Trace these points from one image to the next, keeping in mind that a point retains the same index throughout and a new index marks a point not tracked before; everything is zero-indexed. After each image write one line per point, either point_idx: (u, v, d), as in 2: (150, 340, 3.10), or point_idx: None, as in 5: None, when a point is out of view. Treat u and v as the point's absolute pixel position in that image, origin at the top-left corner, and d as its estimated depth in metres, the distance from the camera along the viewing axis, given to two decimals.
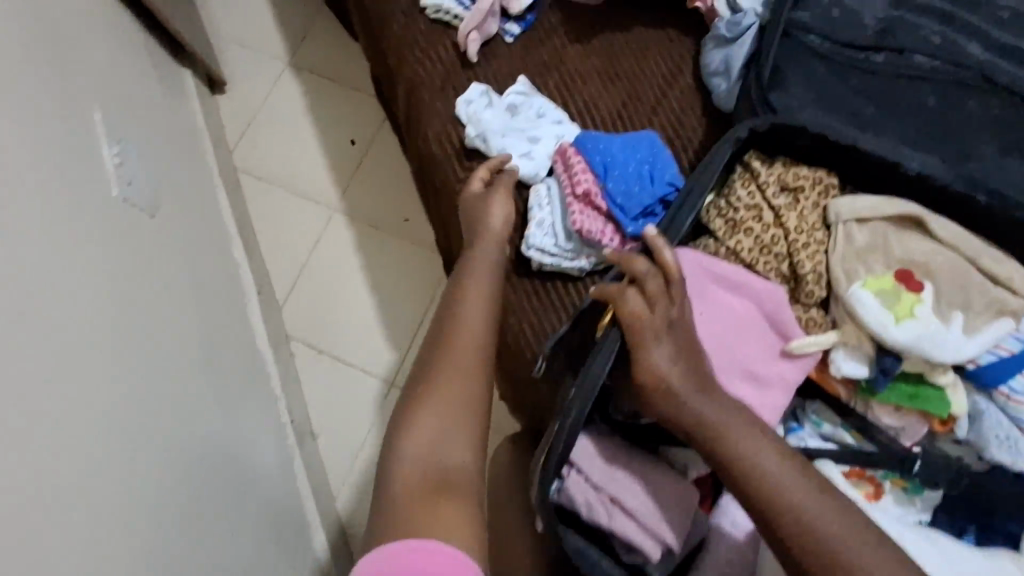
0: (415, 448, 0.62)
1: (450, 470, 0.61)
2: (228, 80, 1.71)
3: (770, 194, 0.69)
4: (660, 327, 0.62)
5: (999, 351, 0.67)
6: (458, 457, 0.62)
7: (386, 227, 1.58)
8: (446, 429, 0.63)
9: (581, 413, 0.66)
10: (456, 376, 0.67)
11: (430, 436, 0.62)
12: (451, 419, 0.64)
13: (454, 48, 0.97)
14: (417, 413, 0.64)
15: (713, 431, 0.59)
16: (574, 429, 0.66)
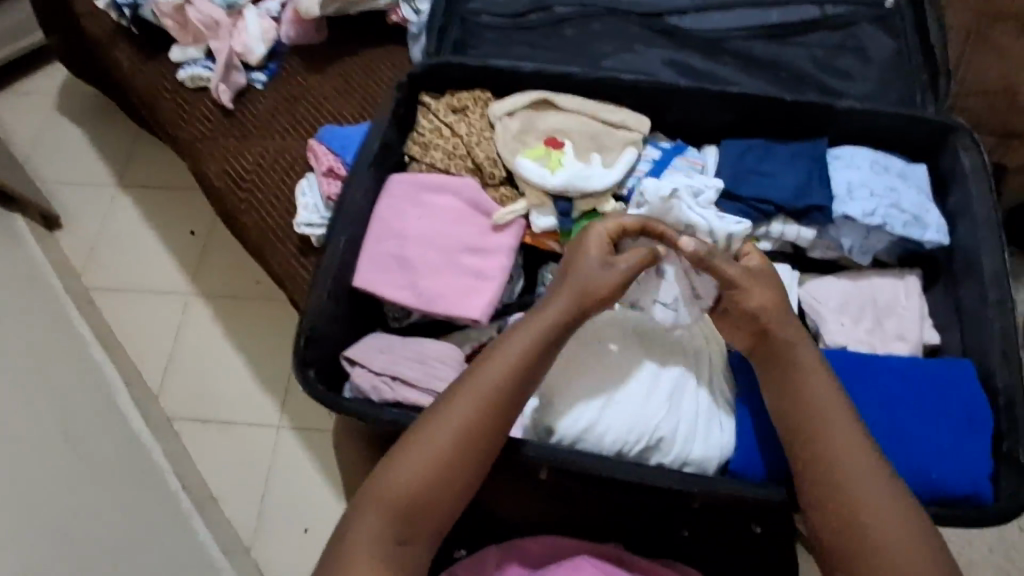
0: (393, 489, 0.64)
1: (418, 533, 0.64)
2: (64, 214, 1.84)
3: (443, 116, 0.92)
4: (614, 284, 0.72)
5: (638, 174, 0.89)
6: (439, 517, 0.65)
7: (241, 293, 1.72)
8: (439, 488, 0.64)
9: (322, 296, 0.81)
10: (469, 427, 0.66)
11: (419, 485, 0.64)
12: (448, 482, 0.65)
13: (213, 103, 1.19)
14: (422, 446, 0.65)
15: (799, 397, 0.66)
16: (317, 308, 0.81)
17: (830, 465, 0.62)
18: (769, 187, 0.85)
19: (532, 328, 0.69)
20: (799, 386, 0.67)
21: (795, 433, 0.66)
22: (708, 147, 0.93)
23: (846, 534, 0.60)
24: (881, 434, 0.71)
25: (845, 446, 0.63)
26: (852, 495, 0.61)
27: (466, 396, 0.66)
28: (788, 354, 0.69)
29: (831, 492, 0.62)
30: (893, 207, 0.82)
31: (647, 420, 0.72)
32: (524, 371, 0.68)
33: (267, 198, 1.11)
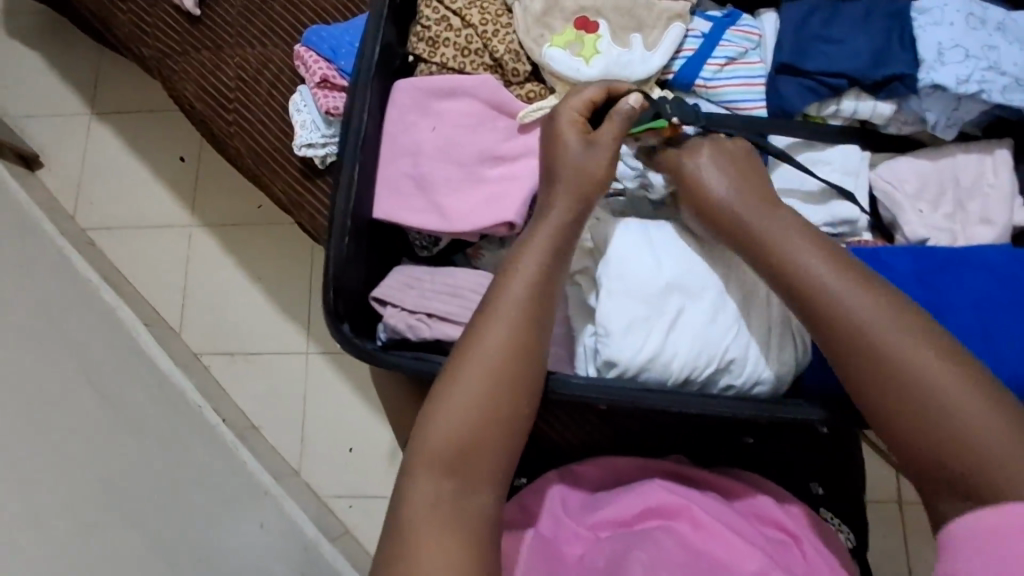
0: (447, 440, 0.59)
1: (479, 477, 0.59)
2: (42, 152, 1.71)
3: (449, 2, 0.77)
4: (581, 156, 0.68)
5: (685, 53, 0.76)
6: (495, 456, 0.60)
7: (243, 219, 1.62)
8: (496, 421, 0.60)
9: (341, 245, 0.72)
10: (512, 345, 0.62)
11: (465, 425, 0.59)
12: (498, 417, 0.60)
13: (175, 9, 1.02)
14: (467, 377, 0.61)
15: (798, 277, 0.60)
16: (339, 258, 0.72)
17: (863, 350, 0.56)
18: (840, 55, 0.73)
19: (536, 243, 0.65)
20: (796, 268, 0.61)
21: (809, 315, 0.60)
22: (764, 15, 0.78)
23: (917, 423, 0.53)
24: (974, 340, 0.65)
25: (868, 307, 0.57)
26: (886, 360, 0.55)
27: (501, 316, 0.62)
28: (763, 239, 0.64)
29: (879, 379, 0.55)
30: (989, 69, 0.69)
31: (710, 345, 0.67)
32: (542, 285, 0.64)
33: (257, 117, 0.98)
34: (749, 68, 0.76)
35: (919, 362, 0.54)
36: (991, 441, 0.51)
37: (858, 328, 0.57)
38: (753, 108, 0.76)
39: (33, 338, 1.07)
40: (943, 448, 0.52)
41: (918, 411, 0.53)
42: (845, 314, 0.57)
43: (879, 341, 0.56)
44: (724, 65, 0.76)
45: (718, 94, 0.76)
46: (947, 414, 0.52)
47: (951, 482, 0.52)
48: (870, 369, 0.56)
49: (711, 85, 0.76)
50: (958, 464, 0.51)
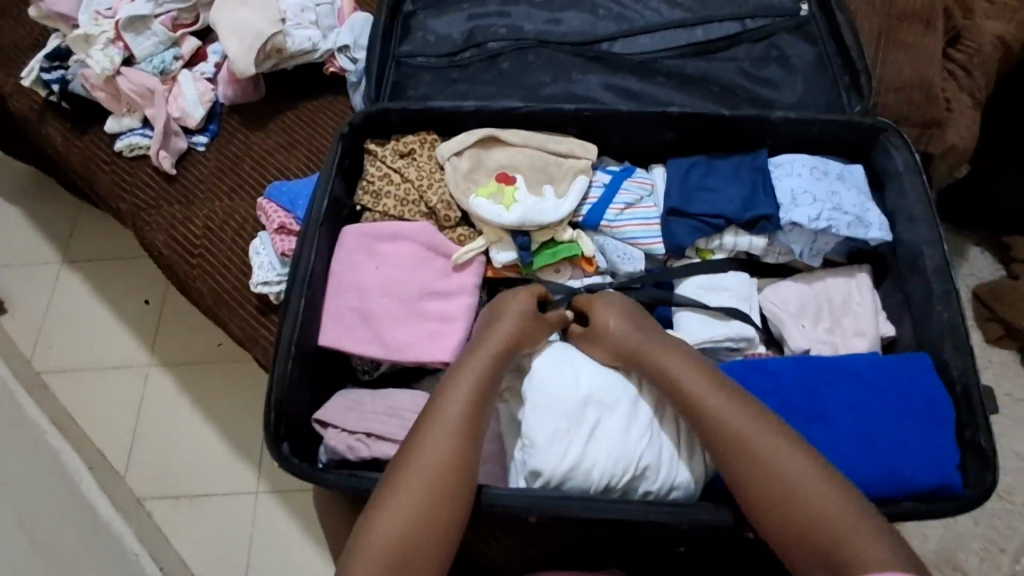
0: (380, 544, 0.63)
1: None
2: (9, 298, 1.76)
3: (391, 162, 0.90)
4: (531, 316, 0.79)
5: (590, 200, 0.91)
6: (422, 566, 0.63)
7: (202, 357, 1.66)
8: (428, 527, 0.64)
9: (285, 370, 0.78)
10: (448, 451, 0.67)
11: (396, 539, 0.63)
12: (427, 532, 0.64)
13: (154, 169, 1.16)
14: (403, 484, 0.66)
15: (689, 401, 0.70)
16: (283, 381, 0.78)
17: (756, 467, 0.65)
18: (716, 201, 0.88)
19: (472, 368, 0.73)
20: (684, 395, 0.70)
21: (709, 442, 0.68)
22: (655, 168, 0.94)
23: (804, 526, 0.62)
24: (853, 440, 0.72)
25: (759, 429, 0.66)
26: (752, 454, 0.65)
27: (439, 425, 0.69)
28: (671, 380, 0.72)
29: (769, 490, 0.64)
30: (835, 209, 0.84)
31: (626, 453, 0.73)
32: (476, 404, 0.71)
33: (220, 260, 1.08)
34: (644, 211, 0.90)
35: (776, 453, 0.65)
36: (845, 519, 0.61)
37: (721, 429, 0.67)
38: (652, 243, 0.89)
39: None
40: (824, 540, 0.61)
41: (784, 497, 0.63)
42: (715, 418, 0.68)
43: (742, 436, 0.66)
44: (624, 209, 0.90)
45: (620, 233, 0.90)
46: (809, 499, 0.62)
47: (815, 551, 0.61)
48: (742, 460, 0.66)
49: (614, 225, 0.90)
50: (820, 535, 0.61)
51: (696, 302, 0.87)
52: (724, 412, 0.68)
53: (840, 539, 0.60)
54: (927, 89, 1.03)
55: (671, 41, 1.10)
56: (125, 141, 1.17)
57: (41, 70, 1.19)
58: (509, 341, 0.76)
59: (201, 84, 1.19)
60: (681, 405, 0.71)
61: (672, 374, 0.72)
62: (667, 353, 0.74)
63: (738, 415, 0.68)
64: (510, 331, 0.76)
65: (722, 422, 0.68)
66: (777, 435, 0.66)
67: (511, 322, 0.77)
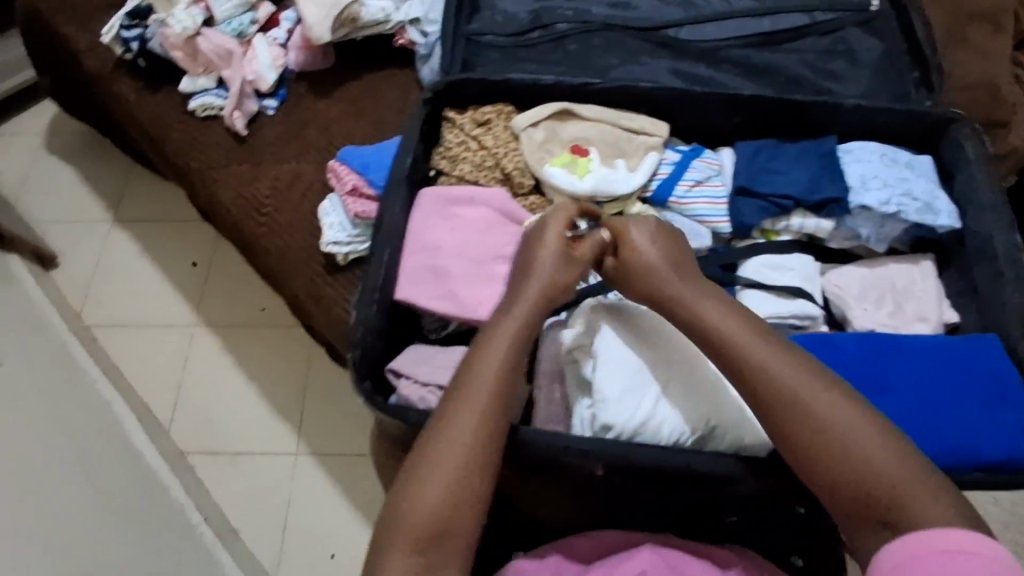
0: (418, 519, 0.63)
1: (447, 560, 0.62)
2: (61, 254, 1.81)
3: (468, 130, 0.93)
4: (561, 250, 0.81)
5: (660, 176, 0.93)
6: (464, 536, 0.63)
7: (246, 321, 1.70)
8: (463, 499, 0.64)
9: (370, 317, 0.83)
10: (478, 422, 0.68)
11: (438, 508, 0.63)
12: (462, 505, 0.64)
13: (226, 131, 1.19)
14: (437, 458, 0.65)
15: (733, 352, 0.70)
16: (370, 326, 0.82)
17: (803, 417, 0.65)
18: (785, 182, 0.90)
19: (501, 337, 0.73)
20: (729, 345, 0.71)
21: (752, 393, 0.69)
22: (724, 149, 0.96)
23: (851, 477, 0.62)
24: (914, 417, 0.75)
25: (804, 381, 0.67)
26: (800, 411, 0.65)
27: (469, 395, 0.69)
28: (715, 330, 0.72)
29: (817, 440, 0.64)
30: (904, 195, 0.87)
31: (694, 414, 0.77)
32: (507, 368, 0.71)
33: (288, 219, 1.11)
34: (713, 190, 0.93)
35: (820, 402, 0.65)
36: (896, 474, 0.61)
37: (763, 385, 0.68)
38: (719, 221, 0.91)
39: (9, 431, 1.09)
40: (874, 492, 0.61)
41: (833, 452, 0.63)
42: (760, 368, 0.68)
43: (784, 392, 0.67)
44: (693, 186, 0.92)
45: (688, 209, 0.92)
46: (858, 454, 0.62)
47: (865, 502, 0.61)
48: (788, 410, 0.66)
49: (682, 201, 0.92)
50: (870, 487, 0.61)
51: (760, 282, 0.89)
52: (769, 364, 0.68)
53: (891, 491, 0.60)
54: (993, 88, 1.04)
55: (738, 29, 1.11)
56: (199, 100, 1.20)
57: (120, 29, 1.23)
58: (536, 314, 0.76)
59: (274, 50, 1.22)
60: (725, 356, 0.71)
61: (715, 326, 0.73)
62: (714, 305, 0.74)
63: (779, 371, 0.68)
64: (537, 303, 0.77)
65: (767, 373, 0.68)
66: (824, 387, 0.66)
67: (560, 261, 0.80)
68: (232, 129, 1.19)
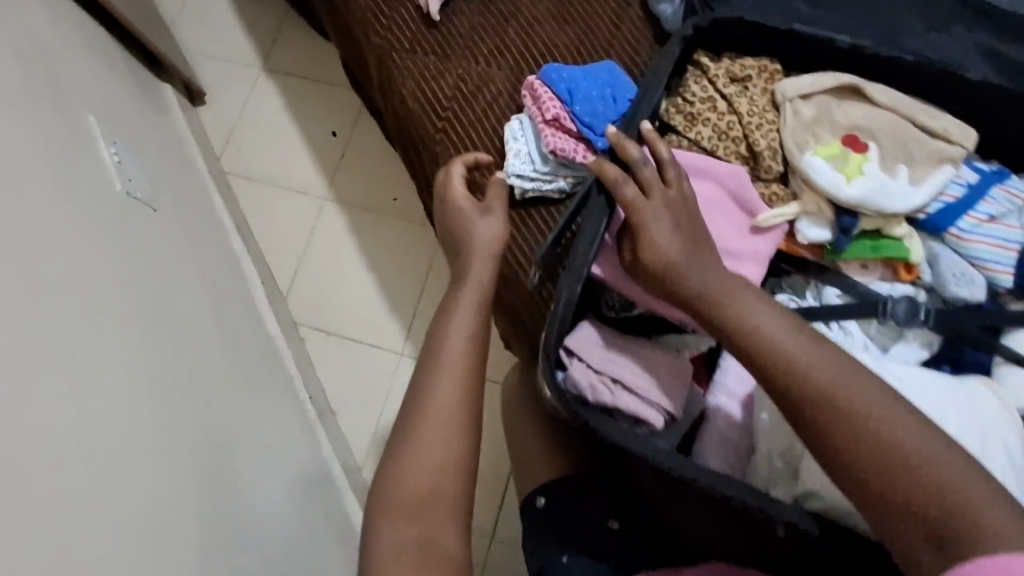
0: (407, 489, 0.64)
1: (438, 519, 0.64)
2: (209, 90, 1.77)
3: (721, 85, 0.75)
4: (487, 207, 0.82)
5: (945, 198, 0.74)
6: (452, 496, 0.65)
7: (376, 207, 1.64)
8: (449, 463, 0.66)
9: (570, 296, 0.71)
10: (451, 383, 0.69)
11: (417, 490, 0.64)
12: (445, 469, 0.65)
13: (416, 10, 1.05)
14: (418, 426, 0.67)
15: (740, 328, 0.61)
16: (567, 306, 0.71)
17: (829, 408, 0.56)
18: None
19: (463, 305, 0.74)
20: (737, 321, 0.61)
21: (765, 379, 0.59)
22: None
23: (894, 478, 0.52)
24: None
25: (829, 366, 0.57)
26: (823, 391, 0.56)
27: (444, 362, 0.70)
28: (723, 298, 0.62)
29: (847, 435, 0.54)
30: None
31: None
32: (474, 334, 0.73)
33: (470, 132, 1.00)
34: (1005, 231, 0.73)
35: (834, 372, 0.57)
36: (951, 477, 0.51)
37: (768, 351, 0.59)
38: (999, 270, 0.73)
39: (161, 287, 1.09)
40: (929, 500, 0.51)
41: (863, 432, 0.54)
42: (777, 348, 0.59)
43: (798, 366, 0.58)
44: (984, 221, 0.73)
45: (964, 246, 0.74)
46: (885, 431, 0.54)
47: (918, 515, 0.51)
48: (811, 402, 0.56)
49: (964, 236, 0.74)
50: (922, 489, 0.51)
51: None
52: (787, 344, 0.59)
53: (953, 500, 0.50)
54: None
55: None
56: None
57: None
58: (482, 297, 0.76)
59: None
60: (732, 333, 0.61)
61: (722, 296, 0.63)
62: (725, 277, 0.64)
63: (792, 343, 0.59)
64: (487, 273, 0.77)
65: (784, 358, 0.58)
66: (841, 364, 0.58)
67: (459, 201, 0.82)
68: (423, 11, 1.04)
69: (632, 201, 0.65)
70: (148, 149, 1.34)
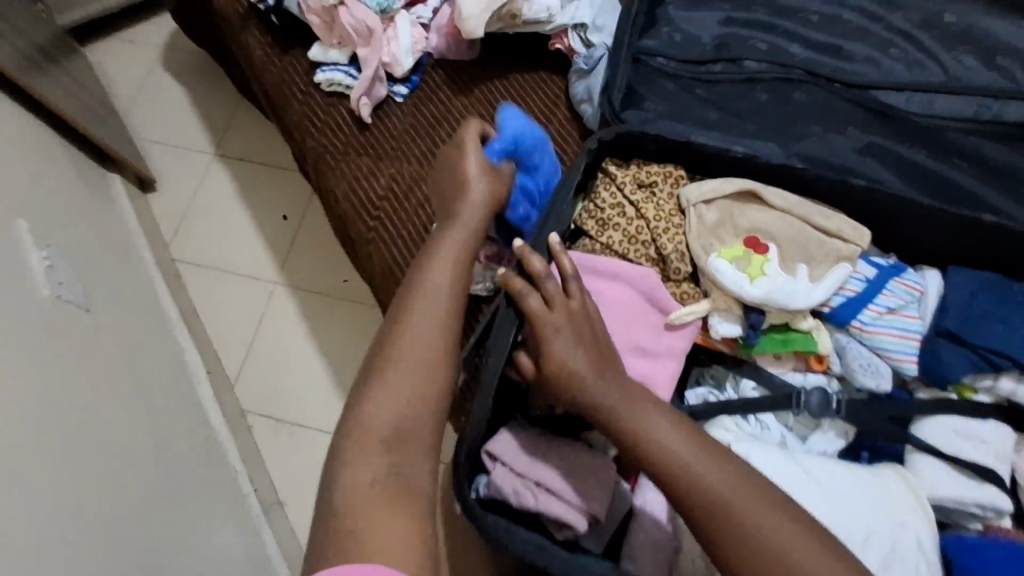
0: (377, 422, 0.62)
1: (408, 452, 0.61)
2: (159, 177, 1.79)
3: (628, 192, 0.79)
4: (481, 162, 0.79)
5: (846, 293, 0.77)
6: (423, 432, 0.63)
7: (328, 290, 1.65)
8: (424, 398, 0.65)
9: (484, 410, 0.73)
10: (428, 320, 0.68)
11: (390, 421, 0.62)
12: (417, 398, 0.64)
13: (349, 113, 1.09)
14: (390, 360, 0.65)
15: (647, 445, 0.64)
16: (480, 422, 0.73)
17: (728, 526, 0.59)
18: (1006, 337, 0.73)
19: (445, 251, 0.73)
20: (641, 439, 0.64)
21: (672, 497, 0.63)
22: (928, 272, 0.79)
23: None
24: None
25: (727, 484, 0.61)
26: (721, 511, 0.60)
27: (416, 307, 0.69)
28: (628, 417, 0.65)
29: (742, 552, 0.58)
30: None
31: None
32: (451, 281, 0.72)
33: (401, 229, 1.02)
34: (906, 321, 0.77)
35: (737, 492, 0.60)
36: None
37: (671, 468, 0.62)
38: (904, 359, 0.76)
39: (86, 393, 1.07)
40: None
41: (756, 546, 0.58)
42: (681, 468, 0.62)
43: (694, 477, 0.62)
44: (885, 313, 0.77)
45: (870, 338, 0.76)
46: (775, 543, 0.58)
47: None
48: (712, 522, 0.60)
49: (867, 329, 0.76)
50: None
51: (936, 448, 0.73)
52: (688, 462, 0.62)
53: None
54: None
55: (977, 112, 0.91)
56: (327, 77, 1.10)
57: None
58: (458, 264, 0.73)
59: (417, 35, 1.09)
60: (639, 451, 0.64)
61: (627, 414, 0.66)
62: (628, 394, 0.67)
63: (695, 459, 0.62)
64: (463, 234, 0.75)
65: (687, 477, 0.62)
66: (739, 481, 0.61)
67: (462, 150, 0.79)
68: (356, 115, 1.08)
69: (535, 312, 0.69)
70: (85, 245, 1.34)
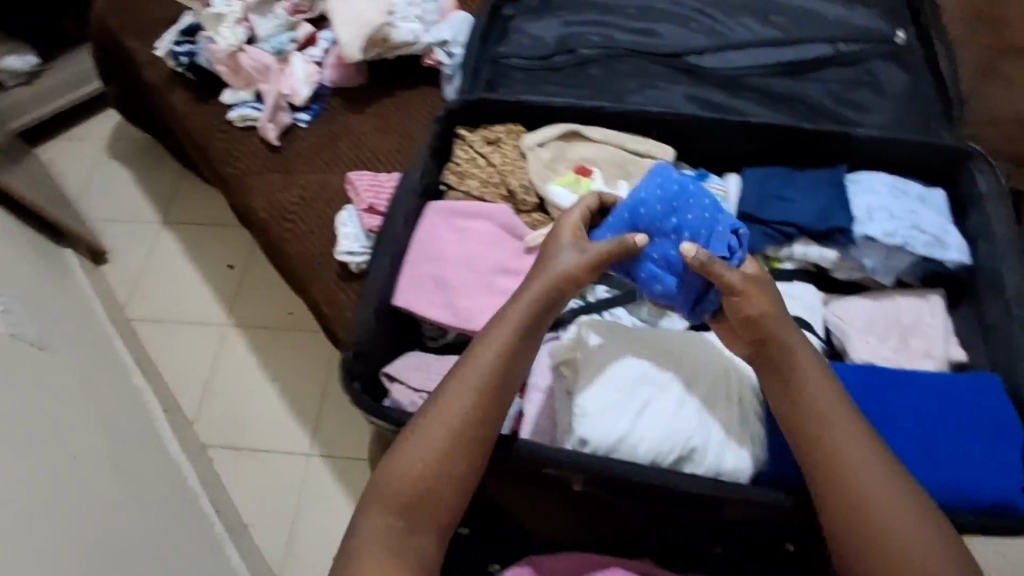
0: (402, 478, 0.65)
1: (424, 511, 0.64)
2: (111, 250, 1.93)
3: (478, 147, 0.99)
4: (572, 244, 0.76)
5: None
6: (443, 496, 0.65)
7: (275, 324, 1.77)
8: (452, 466, 0.66)
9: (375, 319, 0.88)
10: (471, 394, 0.68)
11: (416, 479, 0.65)
12: (442, 459, 0.65)
13: (263, 141, 1.27)
14: (429, 419, 0.67)
15: (794, 373, 0.69)
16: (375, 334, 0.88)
17: (836, 461, 0.63)
18: (793, 211, 0.89)
19: (508, 319, 0.71)
20: (786, 372, 0.69)
21: (792, 430, 0.67)
22: (730, 175, 0.97)
23: (857, 525, 0.60)
24: None
25: (847, 425, 0.65)
26: (832, 450, 0.64)
27: (460, 380, 0.68)
28: (774, 359, 0.70)
29: (822, 477, 0.63)
30: (913, 228, 0.86)
31: (675, 432, 0.79)
32: (503, 355, 0.70)
33: (313, 226, 1.17)
34: None
35: (843, 430, 0.65)
36: (911, 528, 0.59)
37: (816, 412, 0.66)
38: None
39: (49, 412, 1.17)
40: (883, 541, 0.58)
41: (857, 490, 0.61)
42: (809, 401, 0.67)
43: (823, 414, 0.66)
44: None
45: None
46: (864, 491, 0.61)
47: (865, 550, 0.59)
48: (819, 451, 0.64)
49: None
50: (879, 540, 0.59)
51: None
52: (820, 403, 0.67)
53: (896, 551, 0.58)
54: None
55: (760, 57, 1.13)
56: (239, 114, 1.29)
57: (176, 45, 1.33)
58: (505, 349, 0.70)
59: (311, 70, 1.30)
60: (780, 374, 0.70)
61: (788, 351, 0.70)
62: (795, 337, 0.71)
63: (827, 399, 0.67)
64: (530, 305, 0.72)
65: (818, 412, 0.66)
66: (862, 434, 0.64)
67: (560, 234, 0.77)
68: (268, 141, 1.26)
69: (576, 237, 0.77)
70: (39, 301, 1.46)
